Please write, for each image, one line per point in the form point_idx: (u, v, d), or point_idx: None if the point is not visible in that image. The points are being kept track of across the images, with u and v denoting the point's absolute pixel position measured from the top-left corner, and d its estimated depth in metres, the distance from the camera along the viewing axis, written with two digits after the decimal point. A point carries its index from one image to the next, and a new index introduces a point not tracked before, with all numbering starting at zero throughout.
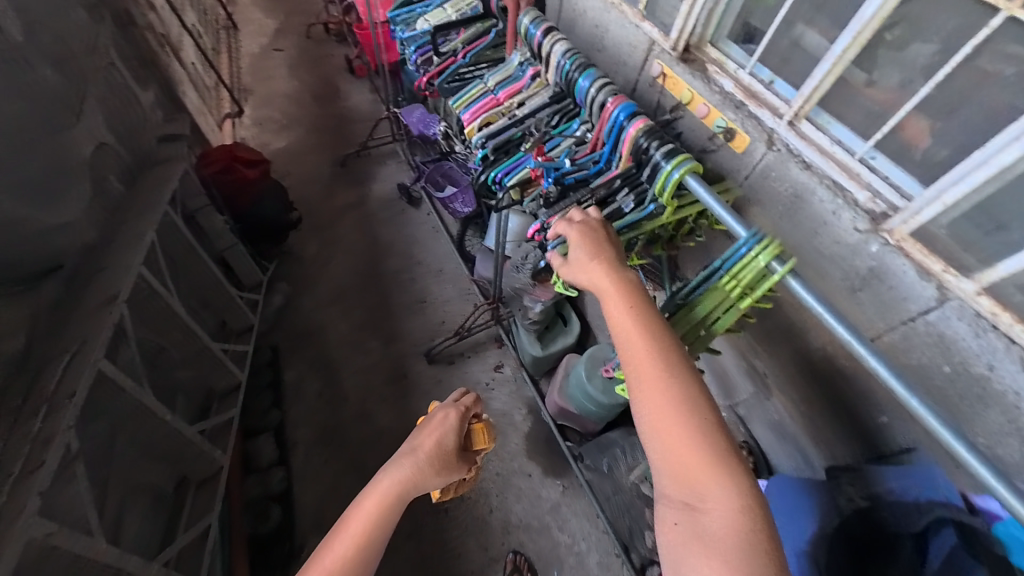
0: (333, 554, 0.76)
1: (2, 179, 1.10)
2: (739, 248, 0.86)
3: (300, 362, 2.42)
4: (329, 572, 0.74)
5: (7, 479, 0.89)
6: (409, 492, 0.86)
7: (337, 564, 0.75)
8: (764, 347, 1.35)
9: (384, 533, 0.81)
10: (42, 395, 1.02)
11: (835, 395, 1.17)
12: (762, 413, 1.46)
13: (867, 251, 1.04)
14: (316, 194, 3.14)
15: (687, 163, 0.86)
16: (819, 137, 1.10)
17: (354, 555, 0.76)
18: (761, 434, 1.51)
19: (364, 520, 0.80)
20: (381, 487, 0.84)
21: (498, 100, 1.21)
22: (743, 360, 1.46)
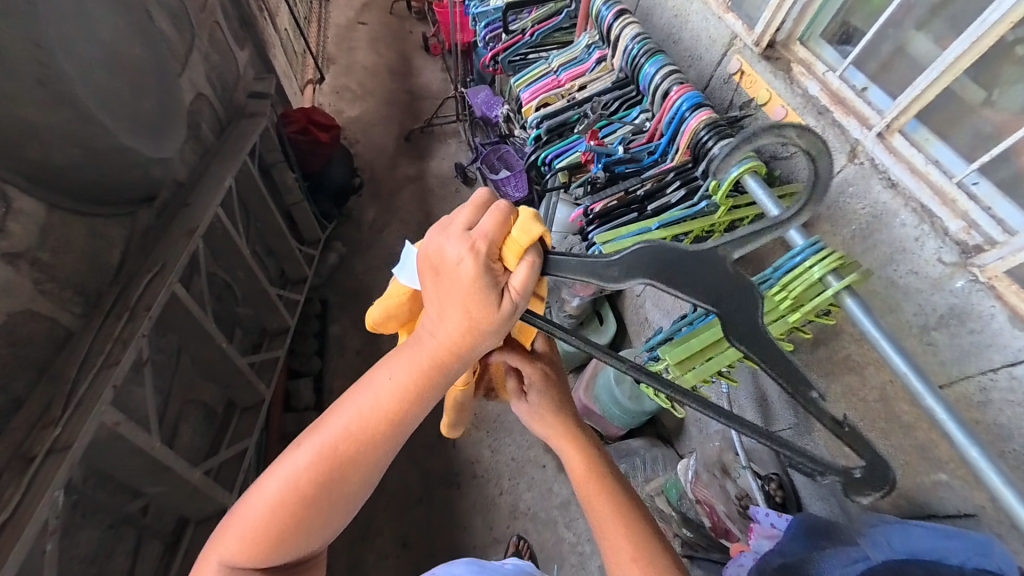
0: (358, 421, 0.57)
1: (127, 112, 1.23)
2: (794, 256, 0.81)
3: (344, 320, 2.57)
4: (348, 438, 0.57)
5: (90, 370, 1.02)
6: (460, 361, 0.58)
7: (359, 437, 0.58)
8: (812, 374, 1.23)
9: (423, 416, 0.60)
10: (127, 305, 1.17)
11: (891, 446, 1.06)
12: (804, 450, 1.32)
13: (950, 287, 0.92)
14: (380, 164, 3.28)
15: (749, 160, 0.81)
16: (912, 154, 0.99)
17: (370, 443, 0.58)
18: (796, 471, 1.39)
19: (394, 392, 0.57)
20: (428, 350, 0.57)
21: (560, 82, 1.21)
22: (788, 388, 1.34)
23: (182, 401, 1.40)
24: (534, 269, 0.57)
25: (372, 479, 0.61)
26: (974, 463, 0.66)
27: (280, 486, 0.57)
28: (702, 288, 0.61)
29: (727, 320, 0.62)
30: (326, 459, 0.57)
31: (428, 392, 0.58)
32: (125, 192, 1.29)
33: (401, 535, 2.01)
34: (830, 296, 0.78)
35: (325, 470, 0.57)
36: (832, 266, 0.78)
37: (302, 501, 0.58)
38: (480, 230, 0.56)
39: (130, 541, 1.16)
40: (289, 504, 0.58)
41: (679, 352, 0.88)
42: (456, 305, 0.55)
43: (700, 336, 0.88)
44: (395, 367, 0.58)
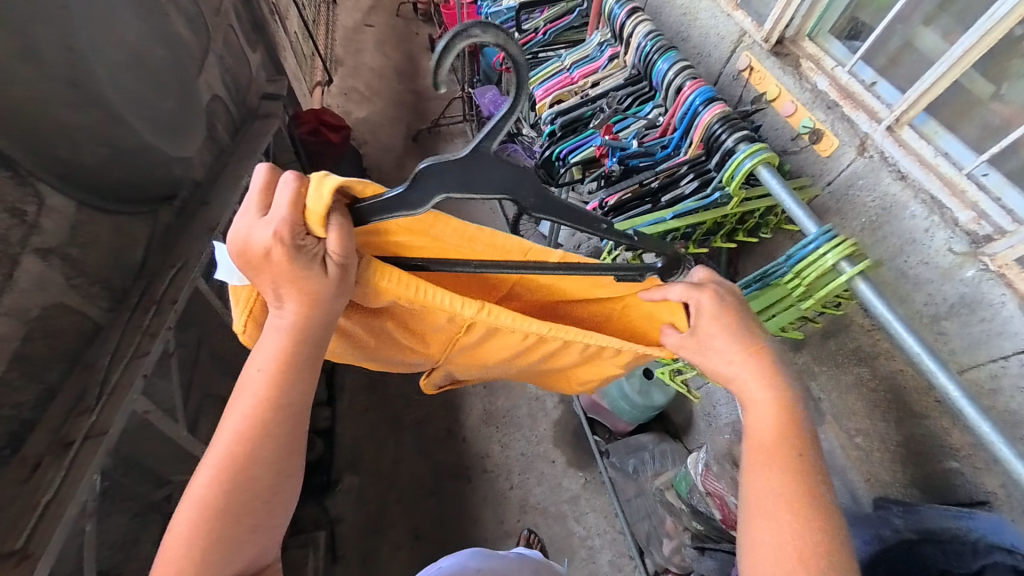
0: (244, 418, 0.62)
1: (153, 113, 1.28)
2: (807, 244, 0.82)
3: None
4: (242, 437, 0.62)
5: (120, 360, 1.06)
6: (304, 339, 0.64)
7: (250, 432, 0.62)
8: (823, 365, 1.24)
9: (305, 390, 0.66)
10: (152, 299, 1.20)
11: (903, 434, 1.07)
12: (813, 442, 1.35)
13: (960, 276, 0.93)
14: (388, 164, 3.32)
15: (763, 152, 0.83)
16: (921, 146, 1.00)
17: (260, 427, 0.62)
18: None
19: (265, 381, 0.63)
20: (273, 338, 0.64)
21: (573, 79, 1.23)
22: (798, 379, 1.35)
23: (202, 394, 1.43)
24: (344, 228, 0.61)
25: (278, 469, 0.64)
26: (987, 440, 0.68)
27: (191, 506, 0.60)
28: (481, 184, 0.60)
29: (521, 200, 0.63)
30: (227, 462, 0.61)
31: (294, 361, 0.64)
32: (149, 190, 1.32)
33: (413, 527, 2.04)
34: (844, 281, 0.80)
35: (228, 474, 0.61)
36: (845, 252, 0.78)
37: (213, 512, 0.60)
38: (278, 211, 0.58)
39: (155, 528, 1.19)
40: (209, 514, 0.60)
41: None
42: (294, 286, 0.61)
43: None
44: (263, 355, 0.64)
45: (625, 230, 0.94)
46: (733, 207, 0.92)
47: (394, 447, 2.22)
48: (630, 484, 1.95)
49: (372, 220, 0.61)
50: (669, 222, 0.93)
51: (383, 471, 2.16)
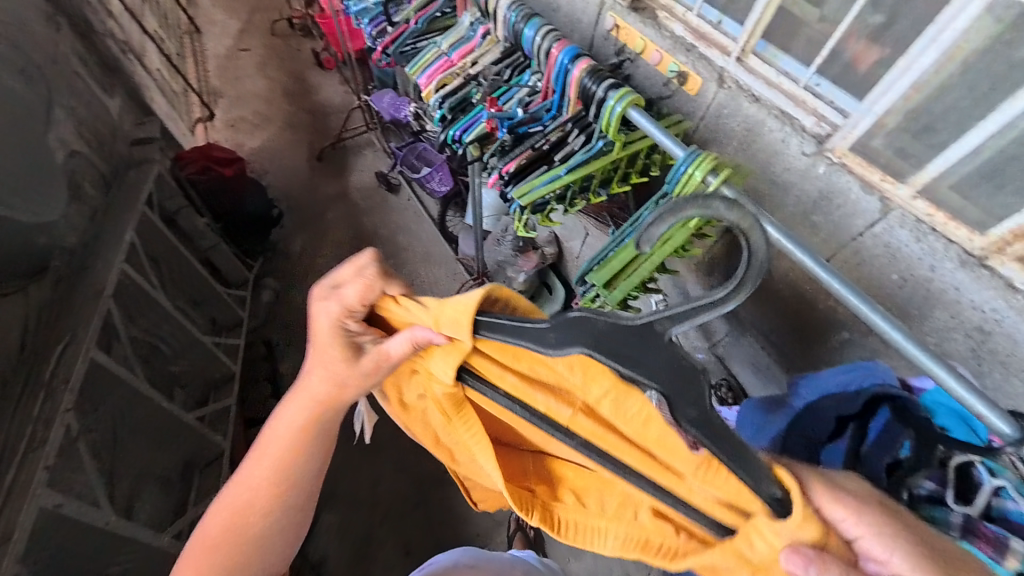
0: (258, 482, 0.68)
1: None
2: (679, 168, 0.86)
3: (295, 355, 2.33)
4: (252, 496, 0.67)
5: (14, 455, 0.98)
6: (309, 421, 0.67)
7: (263, 494, 0.68)
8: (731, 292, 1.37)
9: (315, 468, 0.70)
10: (39, 382, 1.12)
11: (800, 324, 1.21)
12: (742, 353, 1.46)
13: (815, 173, 1.05)
14: (297, 190, 3.14)
15: (628, 95, 0.90)
16: (766, 70, 1.12)
17: (269, 496, 0.68)
18: (740, 372, 1.51)
19: (281, 453, 0.68)
20: (290, 418, 0.67)
21: (452, 61, 1.24)
22: None
23: (133, 476, 1.30)
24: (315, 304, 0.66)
25: (286, 530, 0.70)
26: (840, 293, 0.77)
27: (199, 543, 0.68)
28: (624, 342, 0.51)
29: (670, 392, 0.50)
30: (244, 517, 0.68)
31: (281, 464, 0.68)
32: (6, 267, 1.16)
33: (405, 544, 2.00)
34: (714, 194, 0.83)
35: (242, 527, 0.68)
36: (709, 167, 0.83)
37: (216, 550, 0.67)
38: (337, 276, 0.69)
39: None
40: (211, 550, 0.67)
41: (602, 276, 1.02)
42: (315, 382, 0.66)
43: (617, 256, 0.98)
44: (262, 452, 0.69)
45: (526, 193, 0.97)
46: (617, 151, 0.97)
47: (368, 474, 2.14)
48: None
49: (481, 331, 0.58)
50: (563, 175, 0.96)
51: (361, 498, 2.09)
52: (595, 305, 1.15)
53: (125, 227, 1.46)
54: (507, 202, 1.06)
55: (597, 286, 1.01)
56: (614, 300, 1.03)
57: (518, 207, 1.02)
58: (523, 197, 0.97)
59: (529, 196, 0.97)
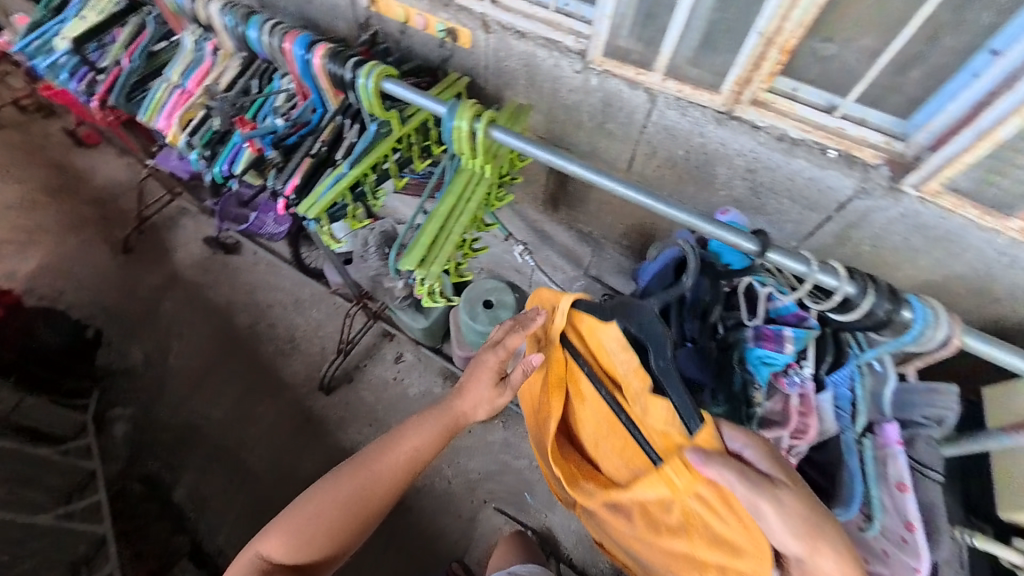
0: (388, 467, 0.88)
1: None
2: (447, 124, 0.82)
3: (188, 475, 1.97)
4: (383, 471, 0.88)
5: None
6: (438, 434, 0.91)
7: (391, 476, 0.88)
8: (579, 217, 1.45)
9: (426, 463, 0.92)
10: None
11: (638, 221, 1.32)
12: (610, 263, 1.53)
13: (592, 86, 1.11)
14: (112, 294, 2.58)
15: (375, 69, 0.84)
16: (520, 4, 1.13)
17: (394, 482, 0.89)
18: (616, 282, 1.61)
19: (413, 450, 0.89)
20: (428, 427, 0.90)
21: (189, 92, 1.05)
22: (572, 228, 1.51)
23: None
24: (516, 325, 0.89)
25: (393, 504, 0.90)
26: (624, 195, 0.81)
27: (330, 502, 0.86)
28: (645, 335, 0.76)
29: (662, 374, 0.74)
30: (372, 487, 0.87)
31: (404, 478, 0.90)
32: None
33: None
34: (487, 137, 0.81)
35: (365, 493, 0.87)
36: (473, 114, 0.81)
37: (349, 508, 0.86)
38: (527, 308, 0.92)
39: None
40: (340, 507, 0.86)
41: (416, 253, 0.78)
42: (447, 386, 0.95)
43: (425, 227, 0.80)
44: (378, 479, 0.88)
45: (315, 204, 0.85)
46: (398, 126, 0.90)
47: None
48: None
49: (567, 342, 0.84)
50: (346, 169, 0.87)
51: None
52: (436, 304, 0.88)
53: None
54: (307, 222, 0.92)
55: (410, 267, 0.78)
56: (438, 276, 0.79)
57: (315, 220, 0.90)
58: (310, 207, 0.86)
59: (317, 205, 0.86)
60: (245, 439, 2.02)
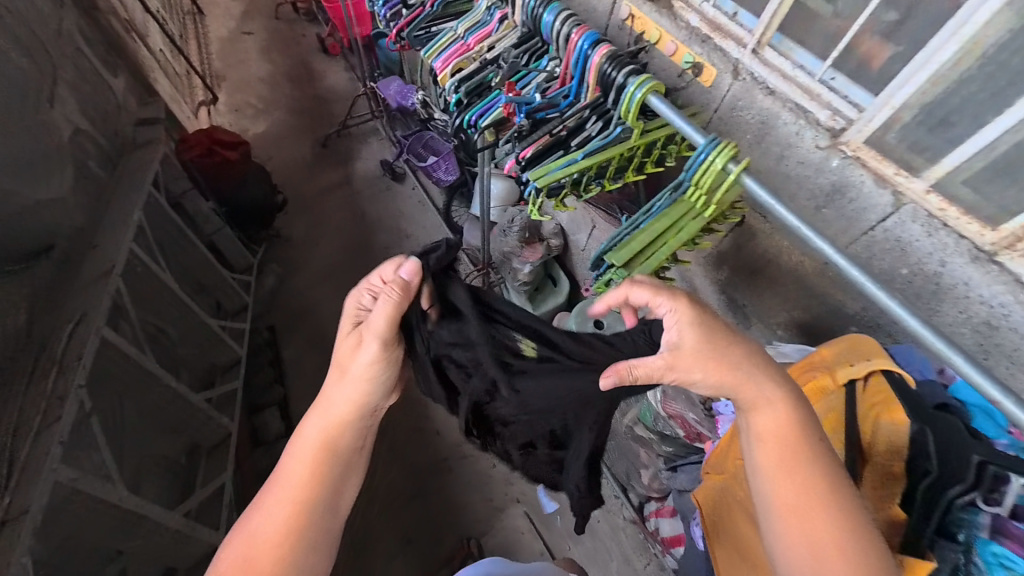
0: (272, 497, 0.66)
1: None
2: (698, 155, 0.77)
3: (294, 343, 2.29)
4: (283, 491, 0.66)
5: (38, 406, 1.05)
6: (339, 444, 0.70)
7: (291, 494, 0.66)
8: (740, 293, 1.25)
9: (339, 476, 0.69)
10: (50, 333, 1.21)
11: (806, 325, 1.12)
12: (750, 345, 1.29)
13: (829, 167, 0.99)
14: (299, 176, 2.93)
15: (648, 82, 0.89)
16: (781, 63, 1.02)
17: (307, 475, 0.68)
18: None
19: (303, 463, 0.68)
20: (311, 440, 0.70)
21: (469, 46, 1.24)
22: (723, 291, 1.30)
23: (139, 456, 1.32)
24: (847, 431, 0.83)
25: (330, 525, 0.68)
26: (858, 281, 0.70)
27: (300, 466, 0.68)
28: None
29: None
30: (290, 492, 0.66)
31: (332, 455, 0.69)
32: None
33: (403, 530, 1.69)
34: (733, 182, 0.77)
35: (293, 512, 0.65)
36: (730, 154, 0.76)
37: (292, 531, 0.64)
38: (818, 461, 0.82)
39: None
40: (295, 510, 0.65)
41: (626, 255, 0.84)
42: (373, 331, 0.71)
43: (660, 222, 0.84)
44: (261, 522, 0.65)
45: (543, 176, 0.94)
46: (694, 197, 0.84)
47: None
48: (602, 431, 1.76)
49: None
50: (659, 253, 0.85)
51: None
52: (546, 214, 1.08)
53: (125, 232, 1.46)
54: (472, 132, 1.18)
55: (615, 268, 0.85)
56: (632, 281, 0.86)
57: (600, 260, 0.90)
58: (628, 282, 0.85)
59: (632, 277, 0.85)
60: None
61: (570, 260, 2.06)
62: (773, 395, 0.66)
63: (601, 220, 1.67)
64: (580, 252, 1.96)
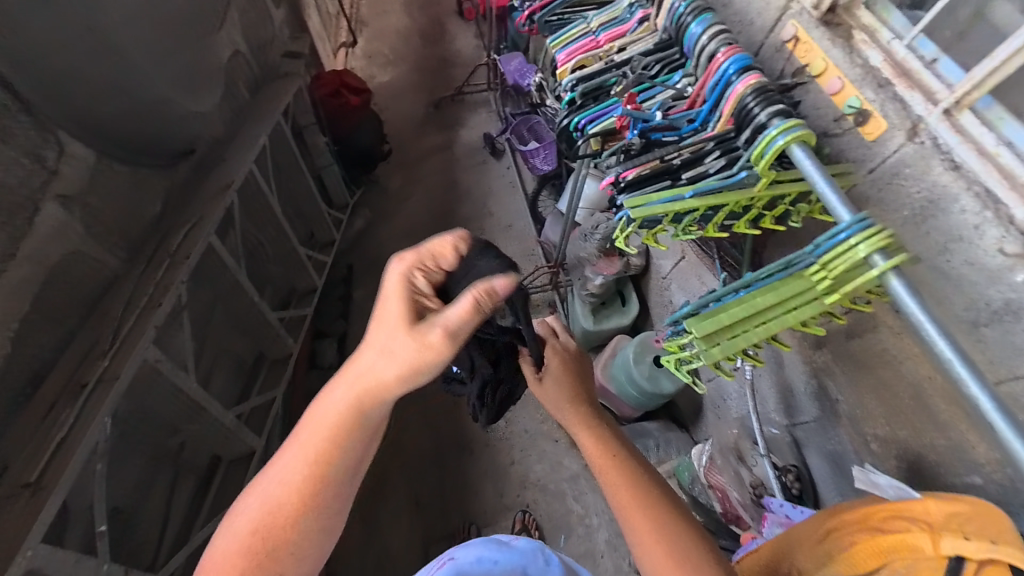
0: (295, 456, 0.67)
1: (157, 90, 1.34)
2: (836, 233, 0.65)
3: (365, 286, 2.44)
4: (305, 457, 0.67)
5: (147, 288, 1.21)
6: (369, 414, 0.69)
7: (309, 460, 0.67)
8: (834, 387, 1.07)
9: (349, 460, 0.68)
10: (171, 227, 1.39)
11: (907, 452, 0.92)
12: (830, 445, 1.11)
13: (1010, 280, 0.77)
14: (408, 132, 3.06)
15: (797, 129, 0.74)
16: (981, 133, 0.77)
17: (323, 446, 0.67)
18: (816, 464, 1.17)
19: (329, 430, 0.67)
20: (337, 406, 0.68)
21: (598, 43, 1.16)
22: (814, 379, 1.13)
23: (215, 351, 1.49)
24: None
25: (344, 489, 0.70)
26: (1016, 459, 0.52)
27: (323, 428, 0.67)
28: None
29: None
30: (312, 452, 0.67)
31: (353, 424, 0.68)
32: (149, 147, 1.36)
33: (415, 492, 1.76)
34: (873, 278, 0.63)
35: (314, 469, 0.67)
36: (880, 244, 0.62)
37: (308, 491, 0.66)
38: None
39: (168, 473, 1.25)
40: (312, 471, 0.66)
41: (709, 326, 0.74)
42: (391, 289, 0.75)
43: (763, 297, 0.73)
44: (268, 495, 0.67)
45: (639, 207, 0.85)
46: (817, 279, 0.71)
47: None
48: None
49: None
50: (753, 331, 0.74)
51: None
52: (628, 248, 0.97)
53: (249, 152, 1.60)
54: (580, 136, 1.12)
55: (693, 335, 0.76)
56: (708, 359, 0.75)
57: (679, 318, 0.80)
58: (707, 352, 0.75)
59: (713, 350, 0.75)
60: None
61: (647, 283, 1.93)
62: (553, 389, 0.96)
63: (695, 254, 1.52)
64: (659, 280, 1.82)
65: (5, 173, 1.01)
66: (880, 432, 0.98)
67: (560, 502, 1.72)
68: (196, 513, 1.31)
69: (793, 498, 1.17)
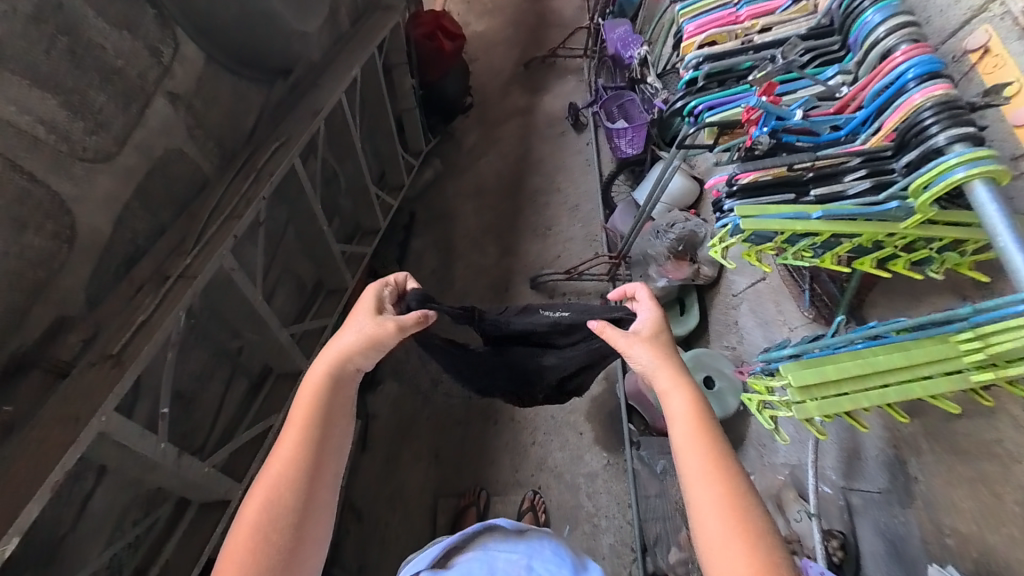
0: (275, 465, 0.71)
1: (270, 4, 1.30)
2: (1015, 304, 0.56)
3: (424, 237, 2.46)
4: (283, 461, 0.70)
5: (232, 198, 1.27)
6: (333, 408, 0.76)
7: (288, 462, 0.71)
8: (915, 462, 0.95)
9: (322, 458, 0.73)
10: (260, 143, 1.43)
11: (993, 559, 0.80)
12: (892, 525, 1.01)
13: None
14: (493, 88, 2.96)
15: (987, 163, 0.61)
16: None
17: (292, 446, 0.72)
18: (867, 537, 1.08)
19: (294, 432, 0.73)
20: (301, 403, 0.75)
21: (737, 18, 0.99)
22: (893, 450, 1.00)
23: (281, 271, 1.56)
24: None
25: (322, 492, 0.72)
26: None
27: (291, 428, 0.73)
28: None
29: None
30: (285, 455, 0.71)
31: (318, 417, 0.74)
32: (254, 60, 1.39)
33: (435, 446, 1.82)
34: None
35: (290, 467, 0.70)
36: None
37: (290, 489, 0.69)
38: None
39: (225, 372, 1.34)
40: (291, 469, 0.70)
41: (812, 374, 0.65)
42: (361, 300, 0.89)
43: (891, 358, 0.63)
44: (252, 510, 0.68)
45: (752, 218, 0.74)
46: (962, 349, 0.61)
47: None
48: (654, 483, 1.61)
49: None
50: (865, 393, 0.64)
51: None
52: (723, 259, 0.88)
53: (341, 81, 1.60)
54: (690, 123, 1.01)
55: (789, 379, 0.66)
56: (802, 412, 0.65)
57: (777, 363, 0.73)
58: (802, 405, 0.65)
59: (810, 404, 0.65)
60: (462, 255, 2.40)
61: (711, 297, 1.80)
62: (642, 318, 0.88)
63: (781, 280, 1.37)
64: (727, 297, 1.69)
65: (126, 61, 1.05)
66: (963, 529, 0.85)
67: (572, 495, 1.71)
68: (242, 414, 1.41)
69: (831, 565, 1.09)
